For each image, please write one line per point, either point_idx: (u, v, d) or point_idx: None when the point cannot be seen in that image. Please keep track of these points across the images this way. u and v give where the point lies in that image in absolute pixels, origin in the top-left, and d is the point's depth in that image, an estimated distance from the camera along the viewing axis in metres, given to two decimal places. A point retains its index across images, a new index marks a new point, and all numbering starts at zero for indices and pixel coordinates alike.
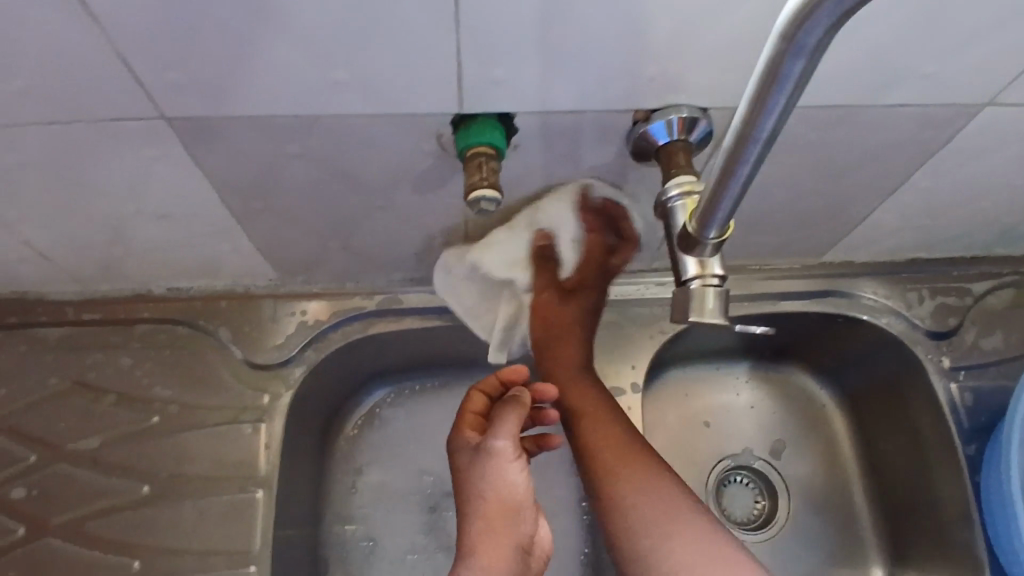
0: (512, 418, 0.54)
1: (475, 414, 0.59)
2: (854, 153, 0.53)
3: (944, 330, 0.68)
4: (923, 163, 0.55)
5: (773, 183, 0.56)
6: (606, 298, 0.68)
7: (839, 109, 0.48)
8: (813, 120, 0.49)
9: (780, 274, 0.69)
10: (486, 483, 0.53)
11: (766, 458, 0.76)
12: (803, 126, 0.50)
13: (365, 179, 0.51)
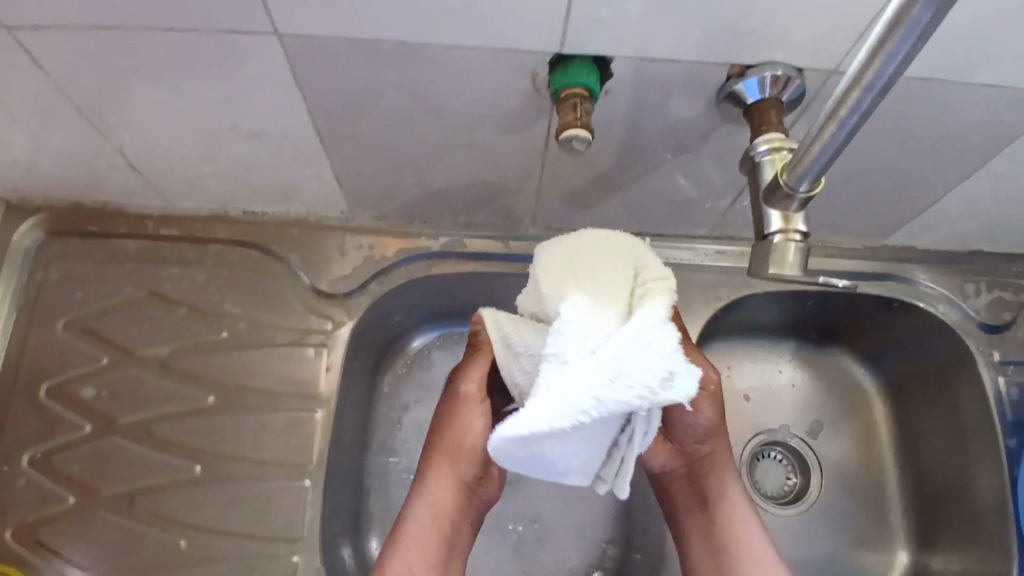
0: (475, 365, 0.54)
1: None
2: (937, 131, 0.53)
3: (998, 323, 0.68)
4: (1003, 149, 0.55)
5: (849, 157, 0.57)
6: (665, 261, 0.69)
7: (930, 84, 0.49)
8: (902, 95, 0.50)
9: (837, 254, 0.70)
10: (440, 420, 0.56)
11: (802, 437, 0.77)
12: (891, 100, 0.50)
13: (454, 115, 0.52)
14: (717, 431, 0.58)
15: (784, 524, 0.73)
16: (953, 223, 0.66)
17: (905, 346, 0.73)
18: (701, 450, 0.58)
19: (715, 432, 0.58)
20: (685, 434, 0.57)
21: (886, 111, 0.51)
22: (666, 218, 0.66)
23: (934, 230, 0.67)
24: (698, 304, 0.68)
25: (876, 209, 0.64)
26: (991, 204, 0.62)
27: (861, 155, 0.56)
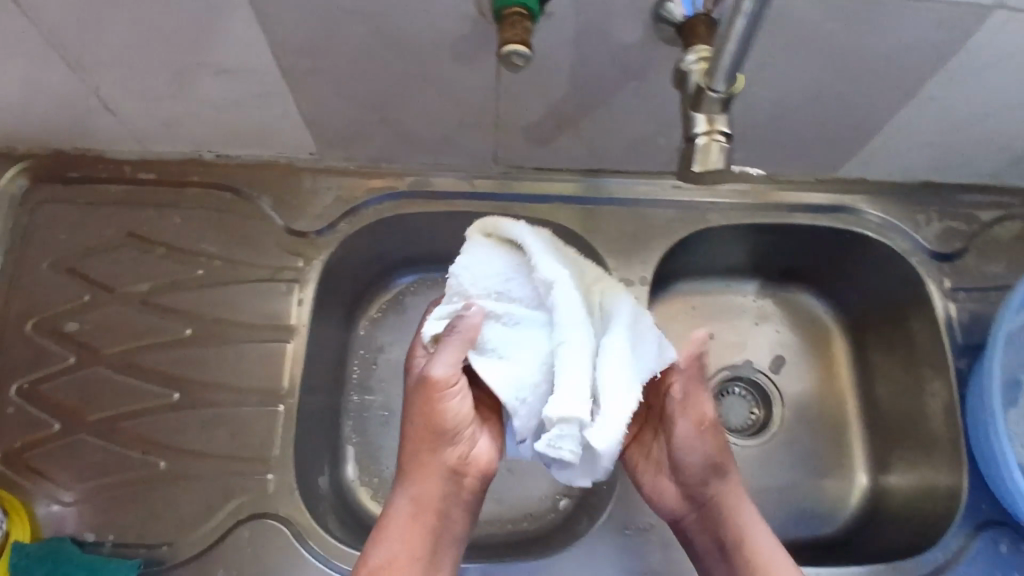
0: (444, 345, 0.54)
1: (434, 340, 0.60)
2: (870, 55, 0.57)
3: (948, 251, 0.70)
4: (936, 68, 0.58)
5: (791, 83, 0.59)
6: (624, 198, 0.71)
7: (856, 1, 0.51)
8: (831, 12, 0.52)
9: (793, 187, 0.72)
10: (417, 410, 0.56)
11: (764, 372, 0.79)
12: (822, 18, 0.53)
13: (408, 44, 0.55)
14: (721, 470, 0.58)
15: (748, 453, 0.75)
16: (899, 152, 0.68)
17: (861, 281, 0.76)
18: (712, 492, 0.58)
19: (720, 471, 0.58)
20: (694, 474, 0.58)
21: (818, 31, 0.54)
22: (623, 153, 0.68)
23: (884, 160, 0.70)
24: (657, 238, 0.71)
25: (824, 138, 0.67)
26: (934, 131, 0.65)
27: (802, 82, 0.59)
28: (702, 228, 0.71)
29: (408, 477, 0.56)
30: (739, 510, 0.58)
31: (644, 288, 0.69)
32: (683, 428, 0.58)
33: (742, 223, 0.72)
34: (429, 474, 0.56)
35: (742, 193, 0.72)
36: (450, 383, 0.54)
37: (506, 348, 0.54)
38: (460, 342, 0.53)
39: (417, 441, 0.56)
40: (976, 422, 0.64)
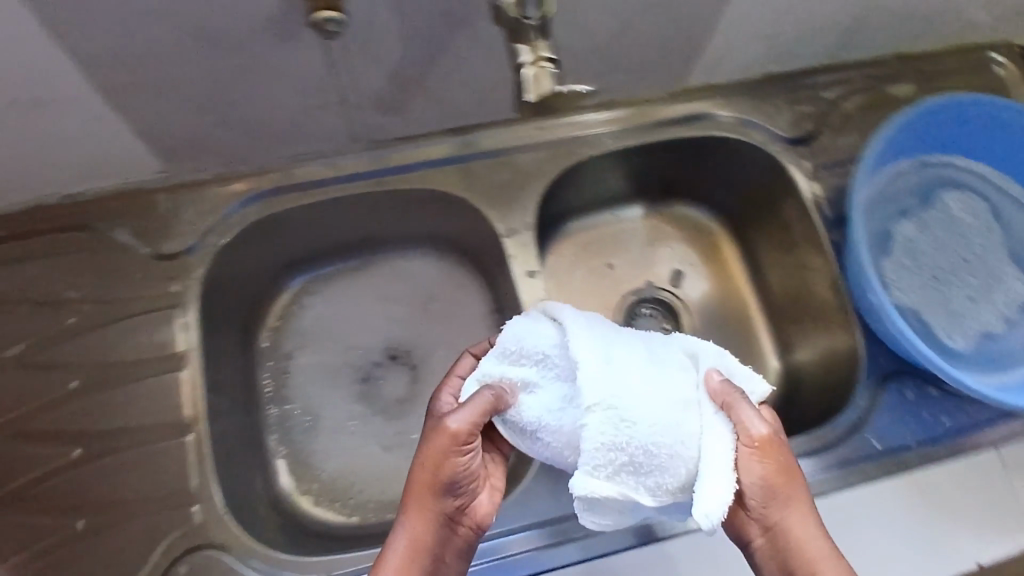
0: (471, 405, 0.50)
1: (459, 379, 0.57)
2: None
3: (802, 135, 0.74)
4: None
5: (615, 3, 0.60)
6: (491, 149, 0.71)
7: None
8: None
9: (648, 108, 0.74)
10: (424, 468, 0.51)
11: (665, 289, 0.82)
12: None
13: (220, 36, 0.53)
14: (785, 498, 0.51)
15: None
16: (742, 50, 0.70)
17: (734, 181, 0.79)
18: (780, 520, 0.51)
19: (785, 498, 0.51)
20: (761, 501, 0.51)
21: None
22: (478, 103, 0.68)
23: (728, 60, 0.72)
24: (531, 182, 0.71)
25: (667, 51, 0.68)
26: (766, 24, 0.67)
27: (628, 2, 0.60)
28: (572, 164, 0.72)
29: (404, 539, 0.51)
30: (806, 538, 0.50)
31: (530, 233, 0.69)
32: (751, 461, 0.50)
33: (610, 151, 0.73)
34: (426, 532, 0.51)
35: (605, 124, 0.73)
36: (466, 440, 0.50)
37: (550, 418, 0.50)
38: (486, 407, 0.50)
39: (418, 500, 0.51)
40: (856, 286, 0.64)
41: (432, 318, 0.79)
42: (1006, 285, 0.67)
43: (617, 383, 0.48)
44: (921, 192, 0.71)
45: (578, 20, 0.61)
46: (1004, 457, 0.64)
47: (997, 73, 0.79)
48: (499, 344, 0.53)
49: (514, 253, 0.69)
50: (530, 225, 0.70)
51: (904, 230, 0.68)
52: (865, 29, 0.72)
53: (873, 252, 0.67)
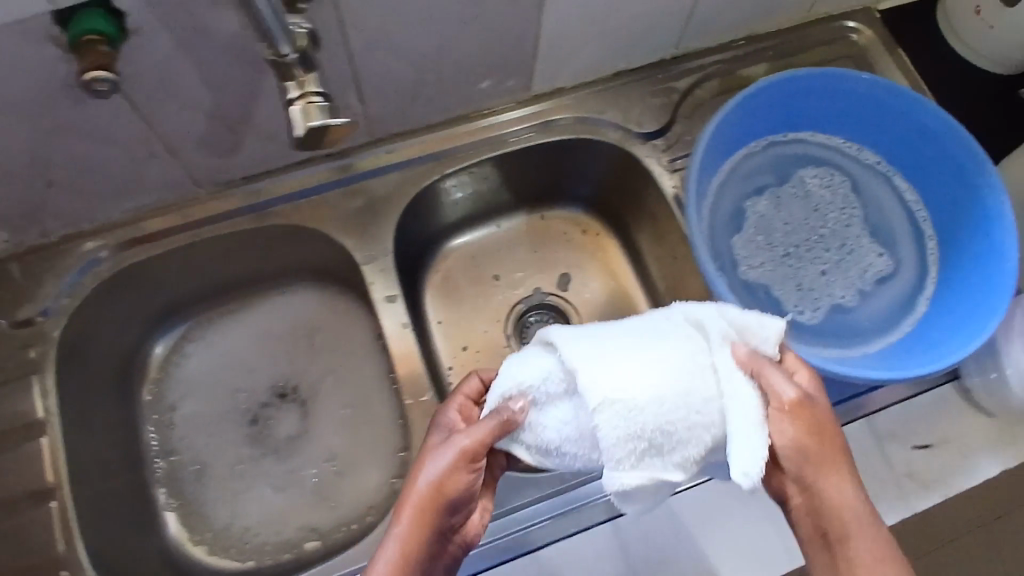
0: (487, 422, 0.49)
1: (467, 399, 0.56)
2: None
3: (657, 128, 0.74)
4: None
5: (425, 30, 0.60)
6: (343, 178, 0.71)
7: None
8: None
9: (495, 120, 0.73)
10: (427, 486, 0.48)
11: (555, 293, 0.84)
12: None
13: (13, 108, 0.53)
14: (826, 463, 0.47)
15: None
16: (581, 51, 0.70)
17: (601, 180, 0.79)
18: (828, 488, 0.47)
19: (820, 461, 0.47)
20: (793, 462, 0.47)
21: None
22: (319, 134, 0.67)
23: (572, 62, 0.71)
24: (387, 206, 0.70)
25: (502, 64, 0.67)
26: (597, 24, 0.66)
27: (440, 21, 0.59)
28: (426, 184, 0.72)
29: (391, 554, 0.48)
30: (834, 496, 0.47)
31: (388, 257, 0.69)
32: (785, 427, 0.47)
33: (466, 167, 0.72)
34: (414, 550, 0.48)
35: (456, 140, 0.72)
36: (473, 462, 0.49)
37: (552, 423, 0.49)
38: (496, 427, 0.49)
39: (406, 520, 0.48)
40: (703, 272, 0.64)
41: (317, 350, 0.79)
42: (866, 261, 0.68)
43: (614, 374, 0.45)
44: (777, 169, 0.71)
45: (396, 45, 0.60)
46: (880, 427, 0.64)
47: (853, 39, 0.78)
48: (499, 383, 0.51)
49: (373, 280, 0.68)
50: (388, 249, 0.69)
51: (758, 206, 0.69)
52: (709, 14, 0.71)
53: (723, 231, 0.68)
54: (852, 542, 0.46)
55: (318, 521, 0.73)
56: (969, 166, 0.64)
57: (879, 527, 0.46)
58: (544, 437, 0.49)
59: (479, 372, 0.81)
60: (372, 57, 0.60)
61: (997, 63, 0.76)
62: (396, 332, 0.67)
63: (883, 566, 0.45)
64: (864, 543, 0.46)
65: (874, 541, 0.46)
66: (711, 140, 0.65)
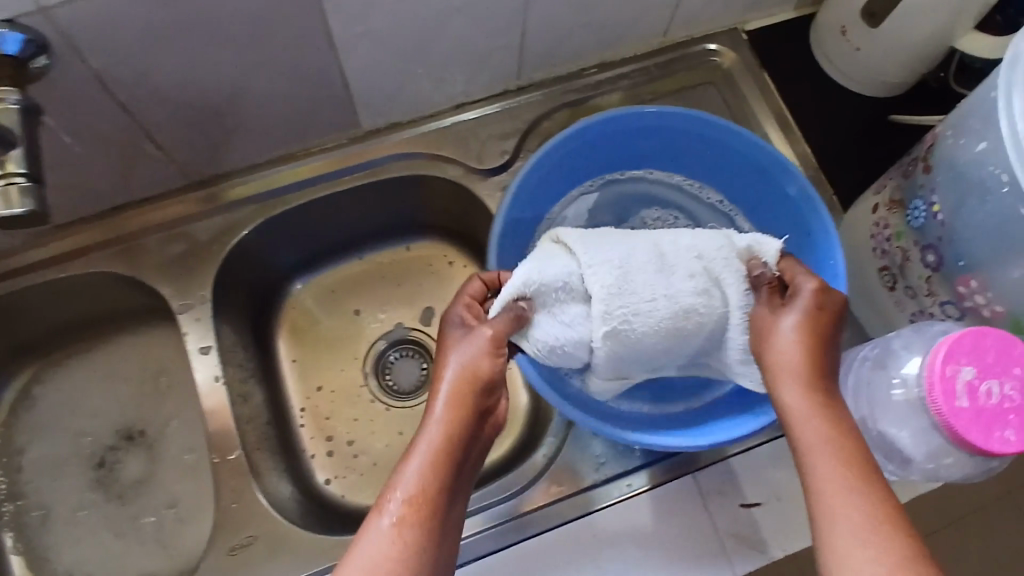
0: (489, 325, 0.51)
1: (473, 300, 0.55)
2: (245, 22, 0.53)
3: (499, 164, 0.71)
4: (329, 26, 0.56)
5: (206, 80, 0.57)
6: (163, 224, 0.68)
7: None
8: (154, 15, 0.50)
9: (327, 158, 0.71)
10: (447, 376, 0.48)
11: (416, 328, 0.81)
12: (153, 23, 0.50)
13: None
14: (789, 374, 0.47)
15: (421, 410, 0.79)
16: (403, 87, 0.67)
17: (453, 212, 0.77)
18: (795, 404, 0.46)
19: (787, 369, 0.47)
20: (783, 365, 0.47)
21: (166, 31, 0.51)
22: (129, 183, 0.64)
23: (398, 97, 0.68)
24: (210, 251, 0.68)
25: (316, 104, 0.65)
26: (408, 61, 0.63)
27: (218, 67, 0.57)
28: (252, 226, 0.69)
29: (434, 436, 0.46)
30: (804, 436, 0.44)
31: (206, 305, 0.67)
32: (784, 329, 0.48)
33: (295, 207, 0.70)
34: (449, 437, 0.46)
35: (284, 176, 0.71)
36: (500, 351, 0.50)
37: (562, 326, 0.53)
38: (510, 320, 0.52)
39: (447, 399, 0.48)
40: None
41: (163, 392, 0.78)
42: None
43: (625, 291, 0.52)
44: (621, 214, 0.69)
45: (177, 93, 0.57)
46: (702, 483, 0.62)
47: (717, 63, 0.74)
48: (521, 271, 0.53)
49: (187, 329, 0.66)
50: (209, 298, 0.67)
51: None
52: (541, 44, 0.67)
53: None
54: (822, 470, 0.43)
55: (156, 568, 0.72)
56: (806, 212, 0.61)
57: (852, 436, 0.44)
58: (542, 339, 0.53)
59: (331, 413, 0.78)
60: (155, 108, 0.58)
61: (868, 85, 0.70)
62: (209, 386, 0.65)
63: (850, 506, 0.41)
64: (834, 475, 0.42)
65: (839, 466, 0.42)
66: (533, 177, 0.63)
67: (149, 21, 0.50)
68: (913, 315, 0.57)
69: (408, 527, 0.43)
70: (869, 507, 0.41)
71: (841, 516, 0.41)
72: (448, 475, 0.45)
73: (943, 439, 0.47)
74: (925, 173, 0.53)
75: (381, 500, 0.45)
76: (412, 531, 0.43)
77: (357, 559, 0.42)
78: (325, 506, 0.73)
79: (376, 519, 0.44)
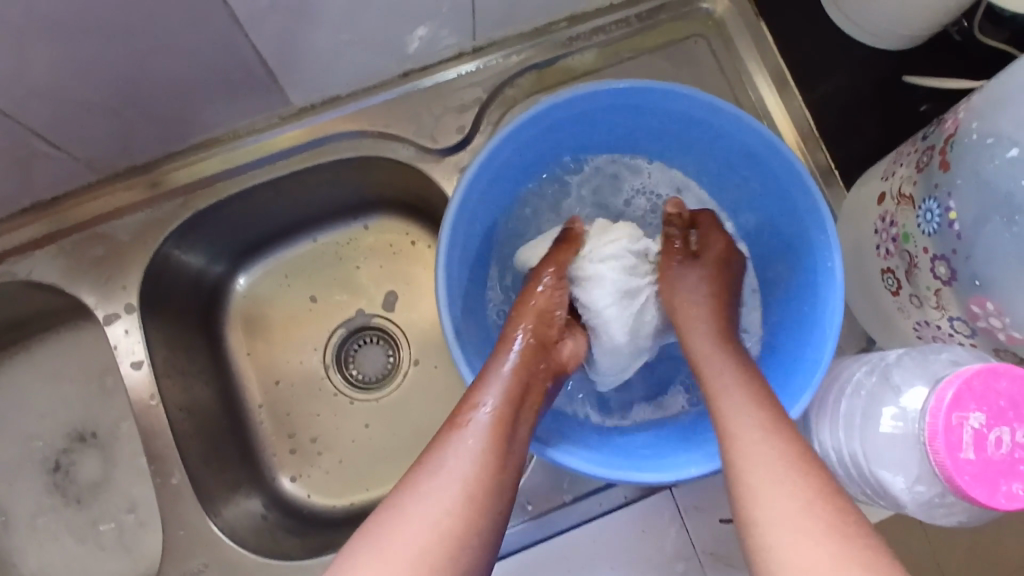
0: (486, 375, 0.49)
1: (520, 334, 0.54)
2: (116, 13, 0.45)
3: (454, 142, 0.63)
4: (227, 7, 0.47)
5: (92, 65, 0.49)
6: (78, 222, 0.63)
7: None
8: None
9: (257, 140, 0.64)
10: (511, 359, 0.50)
11: (380, 314, 0.74)
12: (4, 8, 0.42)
13: None
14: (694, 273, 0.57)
15: (387, 402, 0.72)
16: (339, 58, 0.58)
17: (410, 191, 0.69)
18: (703, 346, 0.51)
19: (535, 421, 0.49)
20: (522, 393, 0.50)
21: (23, 19, 0.43)
22: (26, 182, 0.59)
23: (330, 71, 0.59)
24: (131, 251, 0.63)
25: (235, 83, 0.56)
26: (333, 37, 0.54)
27: (98, 65, 0.49)
28: (177, 224, 0.64)
29: (503, 375, 0.49)
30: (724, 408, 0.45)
31: (133, 316, 0.62)
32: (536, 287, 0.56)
33: (225, 197, 0.64)
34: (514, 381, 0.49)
35: (209, 165, 0.64)
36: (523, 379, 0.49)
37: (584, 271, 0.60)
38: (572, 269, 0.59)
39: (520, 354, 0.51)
40: (466, 327, 0.55)
41: (110, 392, 0.70)
42: None
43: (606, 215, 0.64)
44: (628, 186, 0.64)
45: (55, 92, 0.50)
46: (680, 498, 0.57)
47: (708, 11, 0.66)
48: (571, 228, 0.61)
49: (117, 343, 0.62)
50: (136, 305, 0.63)
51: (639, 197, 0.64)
52: (495, 5, 0.58)
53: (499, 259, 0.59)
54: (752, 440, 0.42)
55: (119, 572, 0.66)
56: (805, 206, 0.54)
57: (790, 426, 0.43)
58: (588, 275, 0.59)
59: (292, 408, 0.72)
60: (34, 109, 0.51)
61: (886, 38, 0.60)
62: (144, 407, 0.62)
63: (780, 487, 0.40)
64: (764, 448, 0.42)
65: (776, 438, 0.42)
66: (506, 147, 0.55)
67: None
68: (917, 325, 0.51)
69: (487, 444, 0.44)
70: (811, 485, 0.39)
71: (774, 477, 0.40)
72: (523, 409, 0.48)
73: (944, 487, 0.42)
74: (941, 170, 0.46)
75: (457, 416, 0.46)
76: (488, 454, 0.44)
77: (433, 470, 0.43)
78: (290, 509, 0.68)
79: (463, 430, 0.45)
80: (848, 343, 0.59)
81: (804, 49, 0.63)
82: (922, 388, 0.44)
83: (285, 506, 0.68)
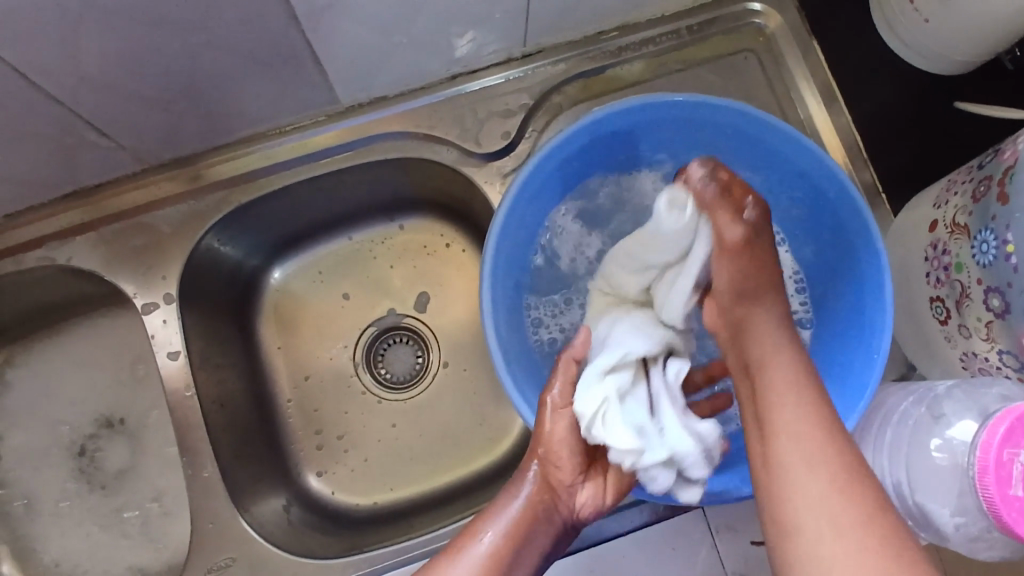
0: (484, 513, 0.47)
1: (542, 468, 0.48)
2: (175, 5, 0.45)
3: (499, 147, 0.63)
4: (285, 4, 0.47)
5: (146, 57, 0.49)
6: (120, 212, 0.64)
7: None
8: None
9: (302, 137, 0.64)
10: (521, 493, 0.48)
11: (412, 314, 0.74)
12: None
13: None
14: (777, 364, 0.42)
15: (415, 404, 0.72)
16: (390, 58, 0.58)
17: (449, 193, 0.69)
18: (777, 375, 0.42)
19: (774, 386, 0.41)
20: (529, 520, 0.46)
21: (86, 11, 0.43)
22: (72, 169, 0.60)
23: (379, 71, 0.59)
24: (170, 243, 0.63)
25: (287, 79, 0.56)
26: (385, 38, 0.54)
27: (153, 56, 0.49)
28: (218, 217, 0.64)
29: (510, 508, 0.47)
30: (783, 436, 0.39)
31: (171, 307, 0.63)
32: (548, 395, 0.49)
33: (268, 191, 0.64)
34: (524, 516, 0.46)
35: (255, 159, 0.64)
36: (532, 516, 0.47)
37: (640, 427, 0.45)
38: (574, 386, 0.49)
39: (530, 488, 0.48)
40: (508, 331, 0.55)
41: (142, 381, 0.70)
42: None
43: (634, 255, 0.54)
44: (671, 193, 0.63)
45: (109, 82, 0.50)
46: (711, 517, 0.57)
47: (760, 26, 0.66)
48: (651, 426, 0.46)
49: (154, 332, 0.62)
50: (174, 296, 0.63)
51: None
52: (549, 11, 0.58)
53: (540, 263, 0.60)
54: (790, 404, 0.40)
55: (142, 561, 0.67)
56: (854, 226, 0.54)
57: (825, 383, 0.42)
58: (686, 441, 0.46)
59: (320, 404, 0.72)
60: (85, 97, 0.51)
61: (935, 60, 0.58)
62: (177, 398, 0.62)
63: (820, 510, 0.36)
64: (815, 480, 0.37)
65: (824, 473, 0.37)
66: (556, 154, 0.55)
67: (59, 14, 0.43)
68: (963, 356, 0.51)
69: None
70: (849, 514, 0.36)
71: (792, 426, 0.39)
72: (524, 547, 0.46)
73: (990, 522, 0.41)
74: (998, 202, 0.46)
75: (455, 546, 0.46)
76: None
77: None
78: (315, 506, 0.68)
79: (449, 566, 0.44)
80: (888, 368, 0.58)
81: (853, 70, 0.63)
82: (971, 422, 0.44)
83: (308, 502, 0.68)
